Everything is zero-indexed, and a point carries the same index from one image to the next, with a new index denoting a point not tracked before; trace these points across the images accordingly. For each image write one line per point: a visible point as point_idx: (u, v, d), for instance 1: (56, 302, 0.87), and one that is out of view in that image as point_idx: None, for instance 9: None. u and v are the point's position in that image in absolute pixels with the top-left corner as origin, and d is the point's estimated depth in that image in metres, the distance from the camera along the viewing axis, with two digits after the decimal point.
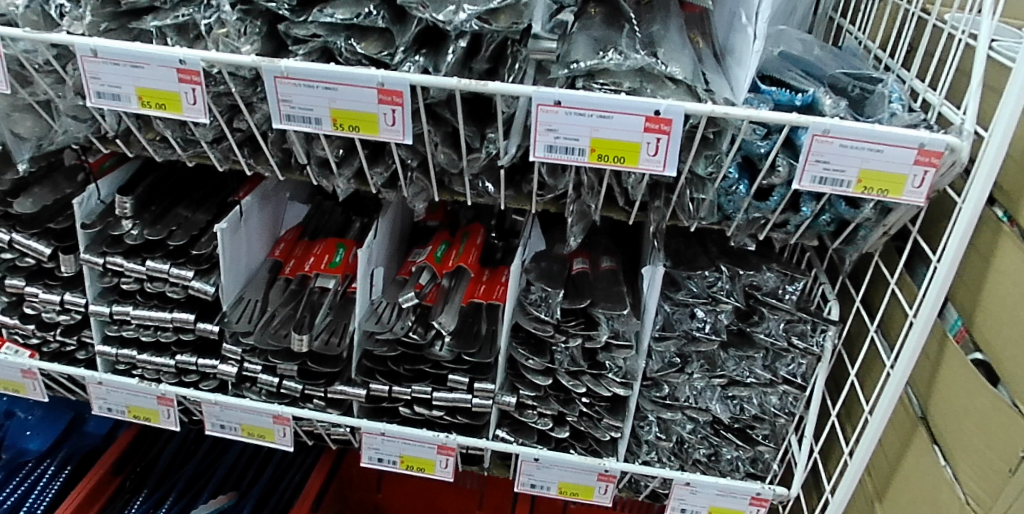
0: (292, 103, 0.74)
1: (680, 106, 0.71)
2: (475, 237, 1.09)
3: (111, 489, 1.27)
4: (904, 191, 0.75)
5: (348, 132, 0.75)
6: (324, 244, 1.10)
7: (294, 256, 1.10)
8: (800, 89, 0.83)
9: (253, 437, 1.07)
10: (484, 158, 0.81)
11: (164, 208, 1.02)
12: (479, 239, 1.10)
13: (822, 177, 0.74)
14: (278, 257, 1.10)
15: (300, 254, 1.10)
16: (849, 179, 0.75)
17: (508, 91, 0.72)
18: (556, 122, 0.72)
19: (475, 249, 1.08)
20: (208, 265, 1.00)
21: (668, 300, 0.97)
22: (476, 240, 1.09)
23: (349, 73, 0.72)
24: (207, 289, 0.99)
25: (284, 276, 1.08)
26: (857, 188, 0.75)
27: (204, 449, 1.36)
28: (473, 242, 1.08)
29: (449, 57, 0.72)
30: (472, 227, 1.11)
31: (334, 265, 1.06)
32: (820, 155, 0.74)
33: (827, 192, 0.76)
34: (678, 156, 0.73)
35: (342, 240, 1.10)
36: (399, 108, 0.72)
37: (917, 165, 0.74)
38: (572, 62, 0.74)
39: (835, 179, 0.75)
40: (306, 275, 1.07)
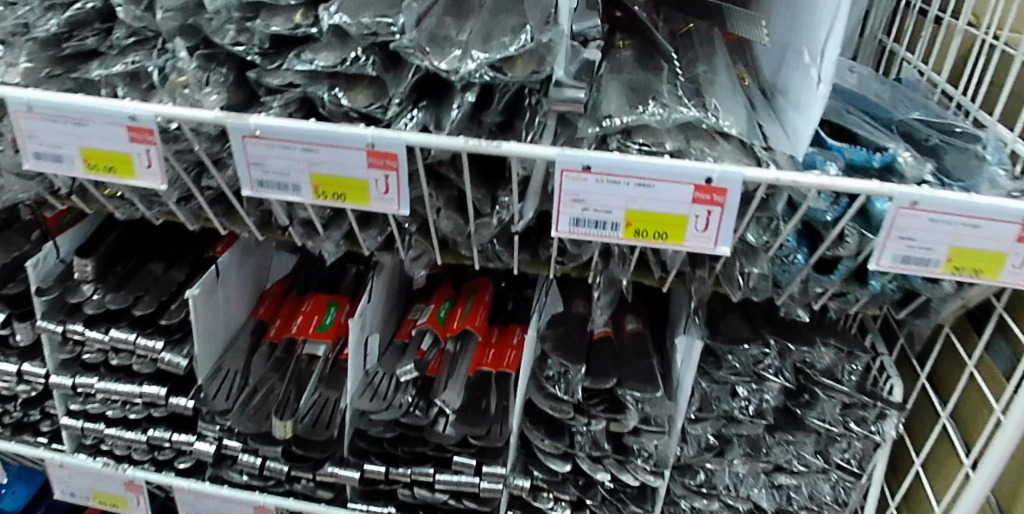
0: (266, 165, 0.62)
1: (738, 173, 0.58)
2: (482, 294, 0.97)
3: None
4: (1003, 270, 0.61)
5: (333, 200, 0.63)
6: (313, 302, 0.98)
7: (280, 315, 0.98)
8: (873, 141, 0.69)
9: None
10: (495, 225, 0.68)
11: (134, 266, 0.89)
12: (486, 297, 0.97)
13: (906, 256, 0.61)
14: (262, 317, 0.98)
15: (287, 312, 0.99)
16: (937, 258, 0.61)
17: (524, 153, 0.59)
18: (584, 191, 0.59)
19: (483, 309, 0.96)
20: (181, 334, 0.88)
21: (706, 376, 0.84)
22: (483, 298, 0.97)
23: (332, 131, 0.59)
24: (179, 362, 0.87)
25: (269, 340, 0.96)
26: (946, 268, 0.61)
27: None
28: (480, 301, 0.97)
29: (454, 112, 0.59)
30: (479, 281, 0.99)
31: (323, 329, 0.94)
32: (903, 231, 0.60)
33: (911, 273, 0.62)
34: (733, 231, 0.60)
35: (333, 296, 0.99)
36: (393, 173, 0.60)
37: (1021, 241, 0.59)
38: (604, 117, 0.61)
39: (921, 257, 0.61)
40: (293, 339, 0.95)
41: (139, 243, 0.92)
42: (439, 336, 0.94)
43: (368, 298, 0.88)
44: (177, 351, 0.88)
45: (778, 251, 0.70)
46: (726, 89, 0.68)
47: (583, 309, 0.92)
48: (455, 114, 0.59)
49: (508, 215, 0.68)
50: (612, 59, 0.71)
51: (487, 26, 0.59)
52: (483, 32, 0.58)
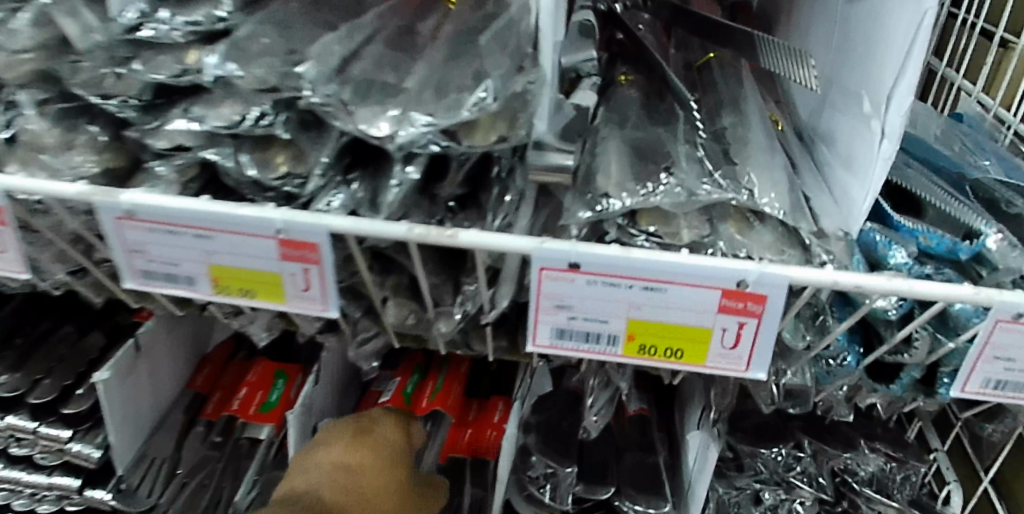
0: (150, 252, 0.47)
1: (781, 276, 0.42)
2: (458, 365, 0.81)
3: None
4: None
5: (240, 297, 0.48)
6: (258, 371, 0.82)
7: (221, 387, 0.84)
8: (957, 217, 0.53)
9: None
10: (458, 319, 0.53)
11: (40, 335, 0.75)
12: (463, 369, 0.81)
13: (1002, 381, 0.47)
14: (199, 389, 0.83)
15: (229, 384, 0.84)
16: None
17: (491, 246, 0.43)
18: (571, 294, 0.44)
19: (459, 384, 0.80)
20: (91, 421, 0.74)
21: (723, 481, 0.69)
22: (459, 370, 0.81)
23: (230, 214, 0.44)
24: (90, 454, 0.73)
25: (205, 419, 0.81)
26: None
27: None
28: (456, 373, 0.81)
29: (392, 193, 0.43)
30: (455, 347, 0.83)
31: (266, 409, 0.79)
32: (1002, 350, 0.46)
33: (1005, 397, 0.48)
34: (768, 346, 0.45)
35: (282, 364, 0.83)
36: (315, 267, 0.45)
37: None
38: (599, 195, 0.45)
39: (1022, 382, 0.47)
40: (232, 419, 0.81)
41: (48, 307, 0.78)
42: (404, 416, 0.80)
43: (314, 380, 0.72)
44: (89, 440, 0.73)
45: (823, 351, 0.55)
46: (762, 146, 0.53)
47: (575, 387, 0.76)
48: (393, 195, 0.43)
49: (476, 306, 0.52)
50: (608, 102, 0.56)
51: (436, 72, 0.43)
52: (430, 81, 0.42)
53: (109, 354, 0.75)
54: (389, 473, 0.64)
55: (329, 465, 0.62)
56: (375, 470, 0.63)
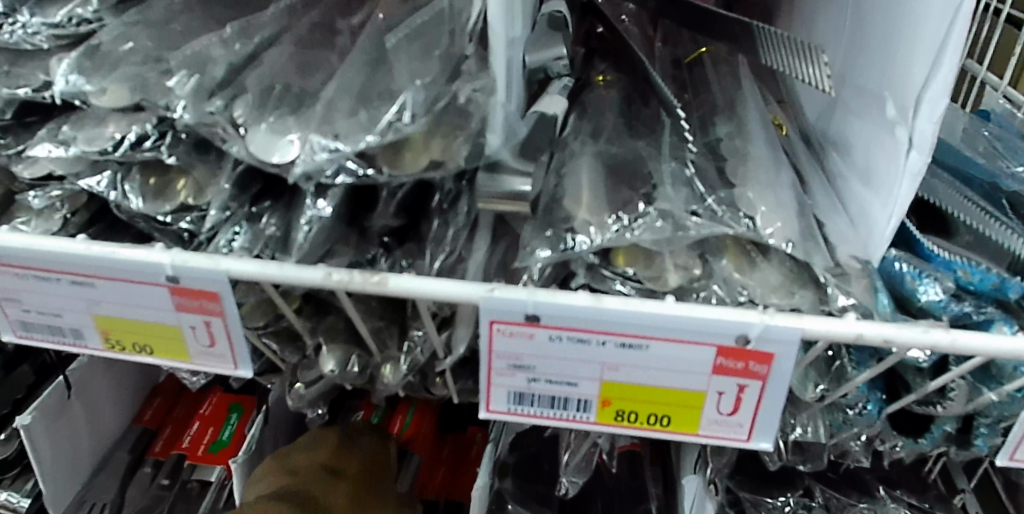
0: (23, 301, 0.39)
1: (790, 331, 0.34)
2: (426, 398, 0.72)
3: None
4: None
5: (137, 353, 0.40)
6: (212, 405, 0.75)
7: (172, 422, 0.76)
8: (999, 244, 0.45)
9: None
10: (406, 369, 0.44)
11: None
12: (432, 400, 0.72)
13: None
14: (147, 425, 0.75)
15: (181, 418, 0.76)
16: None
17: (428, 294, 0.35)
18: (531, 354, 0.36)
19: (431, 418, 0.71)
20: (21, 467, 0.67)
21: None
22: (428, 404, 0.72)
23: (109, 258, 0.36)
24: (17, 503, 0.66)
25: (152, 458, 0.74)
26: None
27: None
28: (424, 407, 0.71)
29: (304, 231, 0.35)
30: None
31: (216, 448, 0.72)
32: None
33: None
34: (776, 411, 0.37)
35: (236, 397, 0.75)
36: (217, 321, 0.37)
37: None
38: (561, 229, 0.37)
39: None
40: (181, 458, 0.73)
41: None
42: None
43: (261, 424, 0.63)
44: (18, 487, 0.67)
45: (839, 399, 0.46)
46: (764, 160, 0.44)
47: None
48: (302, 236, 0.35)
49: (426, 355, 0.44)
50: (581, 108, 0.47)
51: (354, 81, 0.35)
52: (345, 94, 0.34)
53: (36, 395, 0.65)
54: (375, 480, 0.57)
55: (312, 469, 0.55)
56: (361, 478, 0.56)
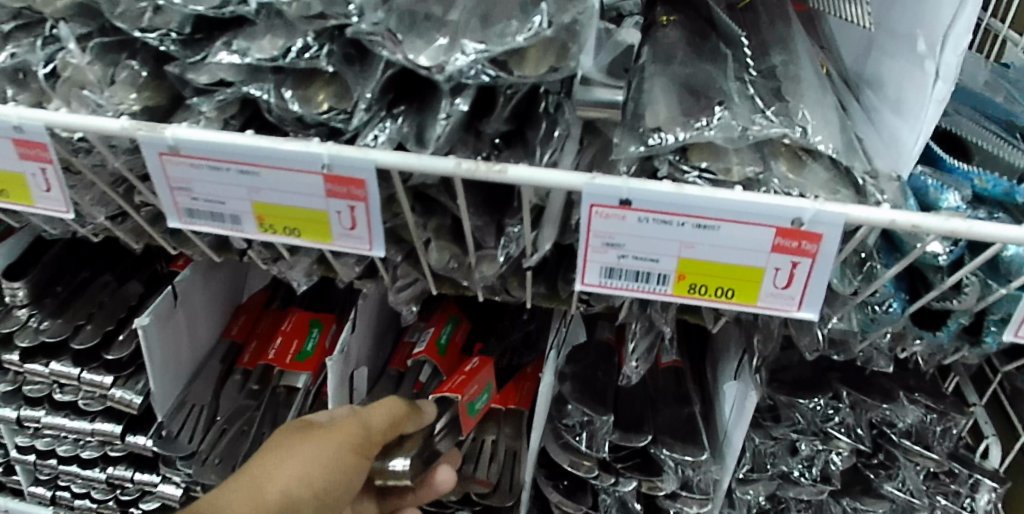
0: (193, 191, 0.46)
1: (838, 215, 0.42)
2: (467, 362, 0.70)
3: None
4: None
5: (284, 236, 0.47)
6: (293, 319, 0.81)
7: (256, 336, 0.83)
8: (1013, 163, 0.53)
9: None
10: (501, 260, 0.52)
11: (82, 280, 0.73)
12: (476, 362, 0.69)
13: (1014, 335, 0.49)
14: (235, 339, 0.83)
15: (264, 333, 0.83)
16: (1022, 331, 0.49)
17: (539, 181, 0.43)
18: (621, 234, 0.44)
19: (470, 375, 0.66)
20: (134, 367, 0.74)
21: (758, 429, 0.68)
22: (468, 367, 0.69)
23: (276, 149, 0.43)
24: (132, 400, 0.73)
25: (242, 367, 0.81)
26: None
27: None
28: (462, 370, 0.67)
29: (440, 126, 0.43)
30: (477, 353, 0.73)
31: (303, 357, 0.78)
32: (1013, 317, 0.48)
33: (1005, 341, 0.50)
34: (824, 288, 0.45)
35: (316, 313, 0.81)
36: (361, 205, 0.44)
37: None
38: (649, 132, 0.44)
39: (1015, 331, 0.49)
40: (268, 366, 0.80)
41: (93, 250, 0.76)
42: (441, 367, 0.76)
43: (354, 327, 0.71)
44: (131, 386, 0.73)
45: (869, 297, 0.54)
46: (813, 85, 0.52)
47: (609, 337, 0.75)
48: (439, 129, 0.43)
49: (520, 249, 0.52)
50: (653, 40, 0.54)
51: (482, 3, 0.43)
52: (472, 14, 0.42)
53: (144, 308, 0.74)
54: (299, 446, 0.57)
55: None
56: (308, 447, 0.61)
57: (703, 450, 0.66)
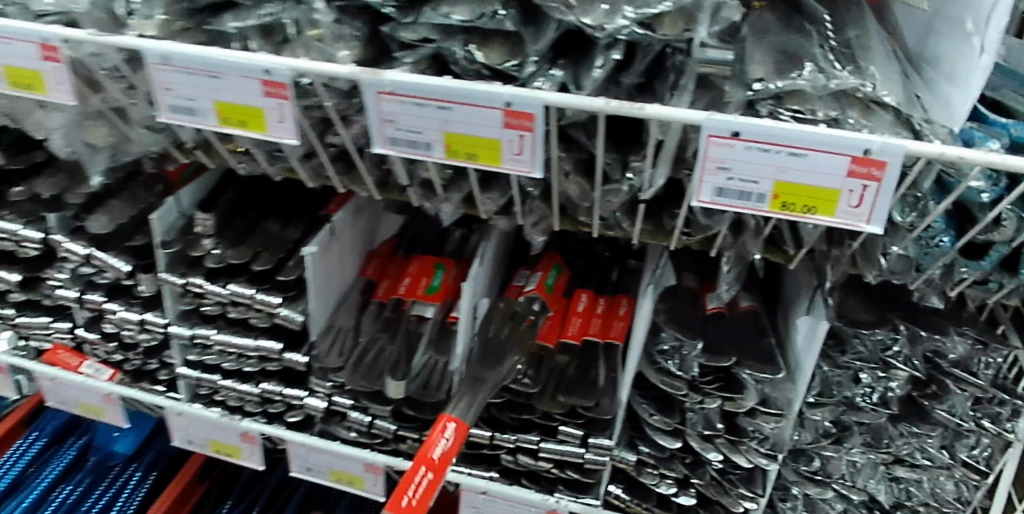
0: (398, 123, 0.60)
1: (900, 146, 0.54)
2: (431, 448, 0.69)
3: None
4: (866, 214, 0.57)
5: (465, 160, 0.61)
6: (420, 263, 0.91)
7: (388, 275, 0.92)
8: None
9: (342, 483, 0.95)
10: (624, 191, 0.65)
11: (252, 220, 0.85)
12: (448, 437, 0.71)
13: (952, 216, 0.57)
14: (371, 277, 0.93)
15: (395, 273, 0.92)
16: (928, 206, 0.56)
17: (665, 116, 0.57)
18: (730, 159, 0.57)
19: (438, 473, 0.69)
20: (296, 291, 0.83)
21: (826, 359, 0.79)
22: (433, 457, 0.69)
23: (471, 89, 0.57)
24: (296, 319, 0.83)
25: (377, 300, 0.90)
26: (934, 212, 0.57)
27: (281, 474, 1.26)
28: (426, 458, 0.69)
29: (597, 71, 0.57)
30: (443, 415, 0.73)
31: (432, 291, 0.87)
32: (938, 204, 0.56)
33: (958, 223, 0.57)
34: (888, 207, 0.57)
35: (440, 258, 0.92)
36: (529, 134, 0.58)
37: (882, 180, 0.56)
38: (754, 81, 0.58)
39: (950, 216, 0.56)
40: (401, 300, 0.89)
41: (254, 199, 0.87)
42: (548, 304, 0.89)
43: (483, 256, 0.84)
44: (294, 307, 0.83)
45: (925, 232, 0.66)
46: (880, 57, 0.64)
47: (694, 283, 0.87)
48: (597, 73, 0.57)
49: (640, 182, 0.65)
50: (750, 17, 0.66)
51: None
52: None
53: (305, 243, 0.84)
54: None
55: None
56: None
57: (778, 370, 0.78)
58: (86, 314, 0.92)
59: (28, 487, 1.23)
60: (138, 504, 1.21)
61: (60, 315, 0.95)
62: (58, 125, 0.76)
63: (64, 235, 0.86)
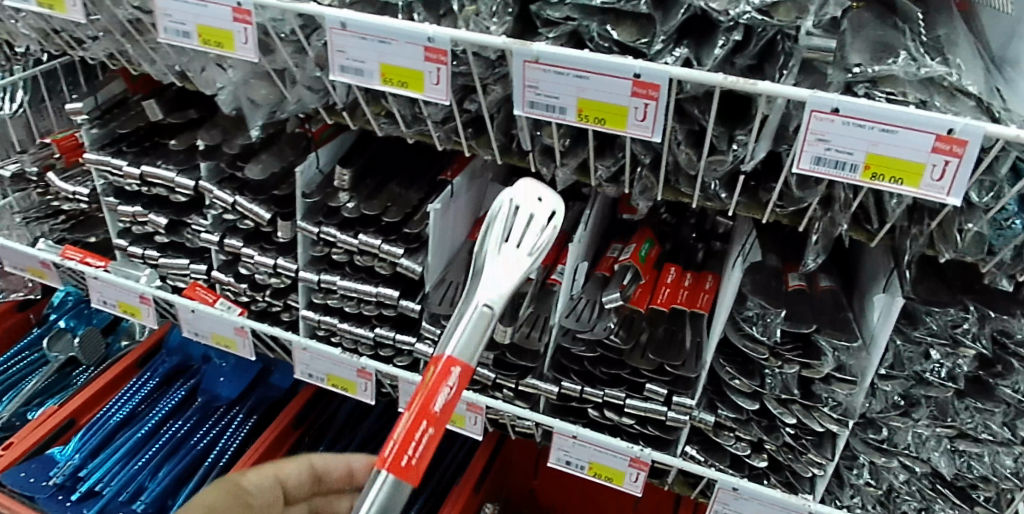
0: (538, 89, 0.70)
1: (981, 127, 0.61)
2: (431, 402, 0.58)
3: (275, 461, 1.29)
4: (923, 183, 0.65)
5: (593, 124, 0.70)
6: None
7: None
8: None
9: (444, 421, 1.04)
10: (729, 161, 0.74)
11: (380, 181, 0.96)
12: (451, 386, 0.59)
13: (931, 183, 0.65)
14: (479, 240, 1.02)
15: None
16: (856, 163, 0.66)
17: (777, 92, 0.65)
18: (829, 132, 0.65)
19: (440, 427, 0.59)
20: (417, 244, 0.93)
21: (900, 334, 0.86)
22: (433, 409, 0.58)
23: (606, 61, 0.66)
24: (415, 269, 0.92)
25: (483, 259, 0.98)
26: (864, 174, 0.66)
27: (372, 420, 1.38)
28: (429, 413, 0.58)
29: (718, 50, 0.67)
30: (444, 356, 0.59)
31: None
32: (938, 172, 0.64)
33: (835, 176, 0.67)
34: (968, 182, 0.64)
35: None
36: (653, 102, 0.67)
37: (937, 153, 0.63)
38: (853, 65, 0.66)
39: (841, 161, 0.66)
40: None
41: (382, 165, 0.98)
42: (640, 272, 0.98)
43: (540, 197, 0.64)
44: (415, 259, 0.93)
45: (999, 214, 0.75)
46: (966, 53, 0.73)
47: (778, 262, 0.95)
48: (719, 50, 0.67)
49: (743, 154, 0.73)
50: (849, 14, 0.74)
51: None
52: None
53: (428, 202, 0.94)
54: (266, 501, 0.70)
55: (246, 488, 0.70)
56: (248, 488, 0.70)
57: (854, 339, 0.86)
58: (223, 256, 1.04)
59: (141, 420, 1.33)
60: (238, 444, 1.32)
61: (196, 258, 1.07)
62: (227, 83, 0.88)
63: (213, 183, 0.97)
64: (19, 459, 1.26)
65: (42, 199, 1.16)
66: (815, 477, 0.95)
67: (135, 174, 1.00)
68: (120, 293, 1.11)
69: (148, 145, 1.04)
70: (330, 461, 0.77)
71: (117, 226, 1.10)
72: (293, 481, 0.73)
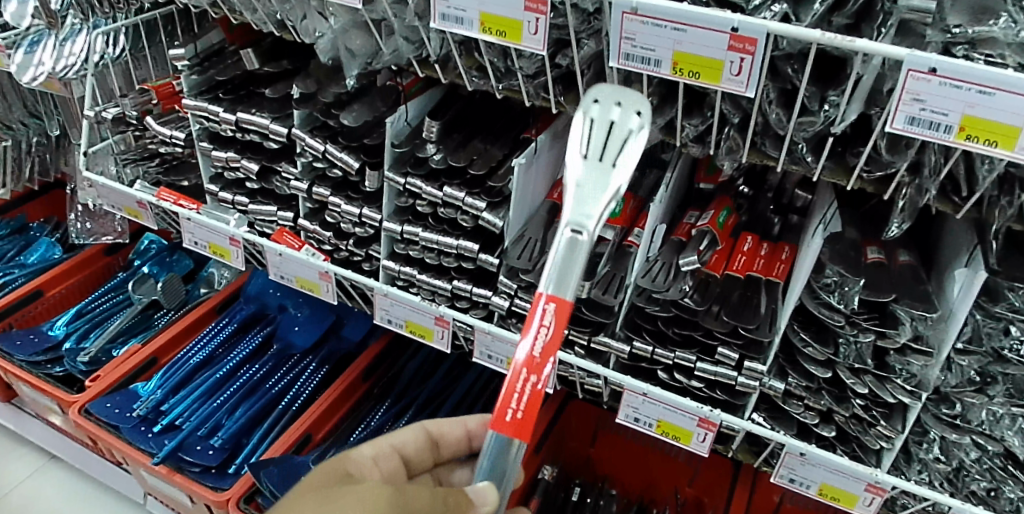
0: (634, 41, 0.72)
1: None
2: (528, 352, 0.71)
3: (344, 409, 1.33)
4: (1017, 146, 0.65)
5: (687, 78, 0.71)
6: None
7: None
8: None
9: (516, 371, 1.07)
10: (819, 121, 0.74)
11: (467, 135, 1.00)
12: (548, 323, 0.71)
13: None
14: (557, 201, 1.02)
15: None
16: (948, 124, 0.66)
17: (876, 50, 0.66)
18: (925, 92, 0.65)
19: (541, 375, 0.71)
20: (500, 199, 0.96)
21: (981, 309, 0.85)
22: (535, 356, 0.71)
23: (704, 14, 0.67)
24: (498, 223, 0.95)
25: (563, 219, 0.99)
26: (958, 135, 0.66)
27: (446, 368, 1.40)
28: (531, 361, 0.71)
29: (817, 7, 0.69)
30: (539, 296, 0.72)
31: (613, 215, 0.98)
32: None
33: (925, 136, 0.68)
34: None
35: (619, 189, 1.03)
36: (750, 57, 0.68)
37: None
38: (952, 26, 0.67)
39: (933, 120, 0.66)
40: None
41: (466, 119, 1.02)
42: (717, 239, 0.98)
43: None
44: (497, 215, 0.95)
45: None
46: None
47: (857, 235, 0.95)
48: (818, 6, 0.69)
49: (834, 115, 0.73)
50: None
51: None
52: None
53: (513, 157, 0.97)
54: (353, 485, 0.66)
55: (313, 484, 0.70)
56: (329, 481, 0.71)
57: (931, 310, 0.86)
58: (310, 204, 1.09)
59: (220, 363, 1.38)
60: (311, 390, 1.35)
61: (283, 206, 1.12)
62: (328, 31, 0.92)
63: (305, 131, 1.02)
64: (104, 391, 1.32)
65: (140, 142, 1.25)
66: (882, 451, 0.95)
67: (231, 119, 1.04)
68: (210, 234, 1.17)
69: (243, 93, 1.09)
70: (450, 426, 0.90)
71: (210, 172, 1.16)
72: (414, 454, 0.87)
